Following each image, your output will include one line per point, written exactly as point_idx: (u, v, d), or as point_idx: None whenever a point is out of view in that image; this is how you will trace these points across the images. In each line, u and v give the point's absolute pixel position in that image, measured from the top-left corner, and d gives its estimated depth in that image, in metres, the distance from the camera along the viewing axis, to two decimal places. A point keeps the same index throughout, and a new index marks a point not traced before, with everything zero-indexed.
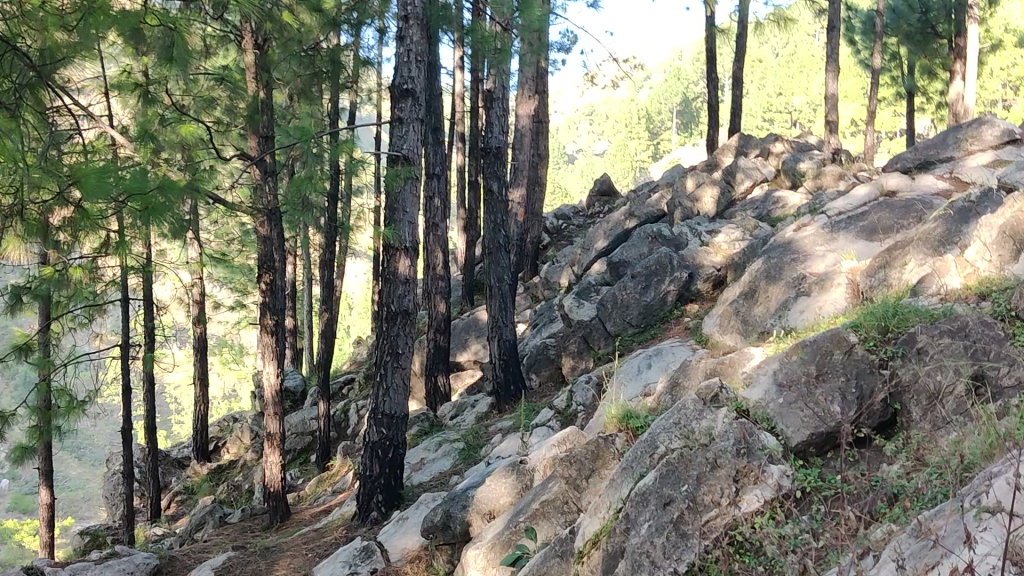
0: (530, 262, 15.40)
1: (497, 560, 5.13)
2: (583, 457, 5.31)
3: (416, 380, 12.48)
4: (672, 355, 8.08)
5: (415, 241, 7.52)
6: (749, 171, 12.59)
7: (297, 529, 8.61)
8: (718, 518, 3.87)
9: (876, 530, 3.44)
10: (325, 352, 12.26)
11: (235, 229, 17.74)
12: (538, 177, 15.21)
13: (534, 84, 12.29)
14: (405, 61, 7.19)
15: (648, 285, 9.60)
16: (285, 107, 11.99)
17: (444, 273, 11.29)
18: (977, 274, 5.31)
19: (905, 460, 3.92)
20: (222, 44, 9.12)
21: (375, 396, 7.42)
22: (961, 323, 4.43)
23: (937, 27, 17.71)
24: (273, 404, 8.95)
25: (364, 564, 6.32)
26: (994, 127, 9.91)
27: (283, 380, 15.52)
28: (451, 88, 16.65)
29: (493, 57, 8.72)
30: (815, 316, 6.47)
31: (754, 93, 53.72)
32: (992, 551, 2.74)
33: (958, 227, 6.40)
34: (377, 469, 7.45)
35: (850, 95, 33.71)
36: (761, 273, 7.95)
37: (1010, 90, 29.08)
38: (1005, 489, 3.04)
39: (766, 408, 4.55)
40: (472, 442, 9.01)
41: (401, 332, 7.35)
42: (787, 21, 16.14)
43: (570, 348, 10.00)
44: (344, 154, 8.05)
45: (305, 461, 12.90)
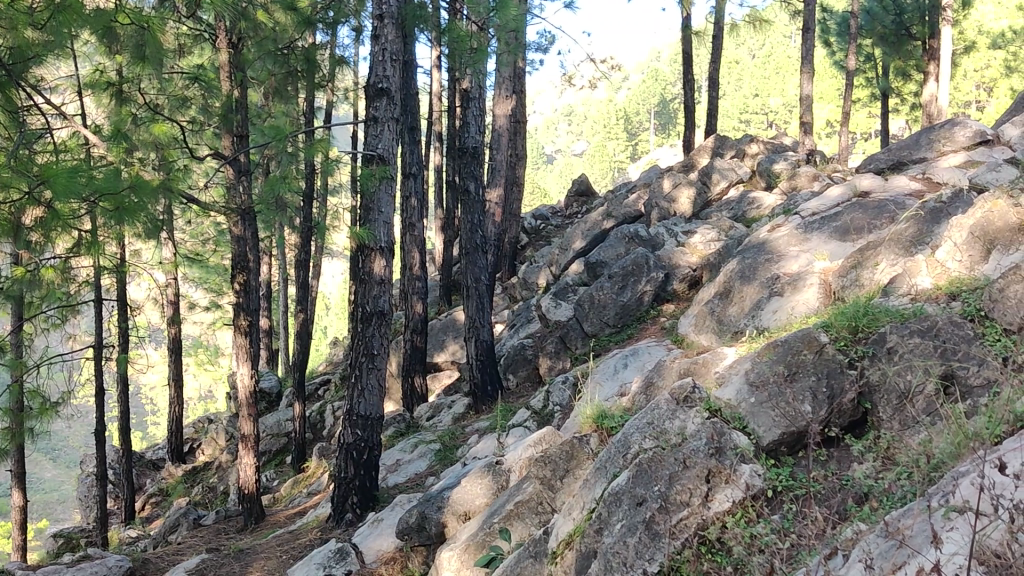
0: (507, 262, 15.37)
1: (470, 561, 5.08)
2: (558, 458, 5.28)
3: (392, 380, 12.44)
4: (648, 355, 8.09)
5: (391, 241, 7.48)
6: (725, 172, 12.65)
7: (271, 532, 8.53)
8: (692, 517, 3.86)
9: (846, 529, 3.44)
10: (301, 354, 12.17)
11: (210, 229, 17.60)
12: (516, 176, 15.18)
13: (511, 84, 12.24)
14: (380, 60, 7.15)
15: (625, 285, 9.59)
16: (261, 107, 11.87)
17: (421, 274, 11.24)
18: (947, 274, 5.34)
19: (874, 460, 3.94)
20: (196, 43, 9.04)
21: (350, 398, 7.37)
22: (931, 323, 4.50)
23: (911, 29, 17.80)
24: (247, 405, 8.88)
25: (338, 566, 6.28)
26: (967, 128, 9.94)
27: (258, 381, 15.39)
28: (428, 88, 16.57)
29: (469, 57, 8.71)
30: (788, 316, 6.51)
31: (732, 93, 53.85)
32: (958, 550, 2.76)
33: (930, 227, 6.46)
34: (352, 470, 7.40)
35: (825, 96, 33.82)
36: (736, 273, 7.97)
37: (983, 91, 29.26)
38: (970, 489, 3.06)
39: (737, 408, 4.52)
40: (448, 443, 8.96)
41: (376, 333, 7.32)
42: (762, 22, 16.17)
43: (547, 349, 9.99)
44: (320, 154, 7.98)
45: (280, 463, 12.81)
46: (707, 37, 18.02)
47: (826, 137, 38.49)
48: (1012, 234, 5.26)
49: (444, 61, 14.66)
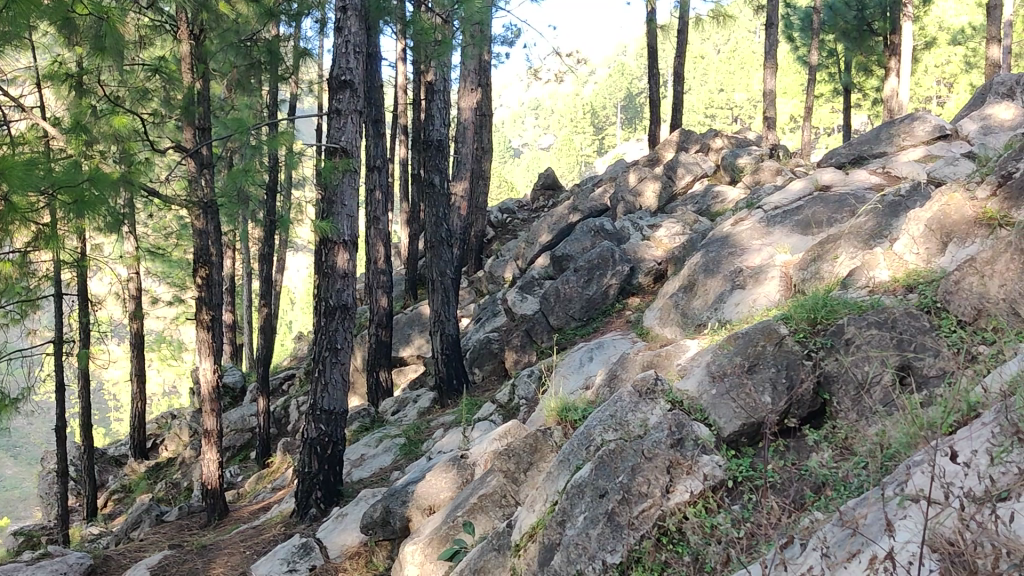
0: (474, 256, 15.33)
1: (434, 555, 5.07)
2: (522, 450, 5.34)
3: (358, 374, 12.37)
4: (613, 348, 8.09)
5: (355, 235, 7.43)
6: (690, 166, 12.72)
7: (234, 527, 8.48)
8: (653, 508, 3.87)
9: (804, 517, 3.47)
10: (266, 348, 12.08)
11: (173, 222, 17.37)
12: (482, 170, 15.15)
13: (476, 76, 12.17)
14: (343, 52, 7.08)
15: (590, 278, 9.58)
16: (223, 98, 11.72)
17: (386, 268, 11.18)
18: (905, 267, 5.38)
19: (833, 449, 3.98)
20: (157, 34, 8.90)
21: (314, 392, 7.32)
22: (888, 315, 4.55)
23: (873, 24, 17.96)
24: (210, 400, 8.79)
25: (302, 561, 6.25)
26: (926, 122, 10.03)
27: (222, 376, 15.24)
28: (393, 81, 16.46)
29: (433, 49, 8.66)
30: (749, 308, 6.56)
31: (697, 88, 54.10)
32: (911, 538, 2.80)
33: (888, 220, 6.53)
34: (316, 465, 7.36)
35: (789, 91, 34.07)
36: (699, 266, 8.00)
37: (945, 87, 29.65)
38: (924, 478, 3.10)
39: (699, 400, 4.55)
40: (413, 437, 8.94)
41: (340, 327, 7.26)
42: (726, 17, 16.23)
43: (513, 342, 9.99)
44: (283, 147, 7.89)
45: (245, 458, 12.72)
46: (672, 31, 18.07)
47: (789, 131, 38.88)
48: (968, 227, 5.33)
49: (410, 54, 14.55)
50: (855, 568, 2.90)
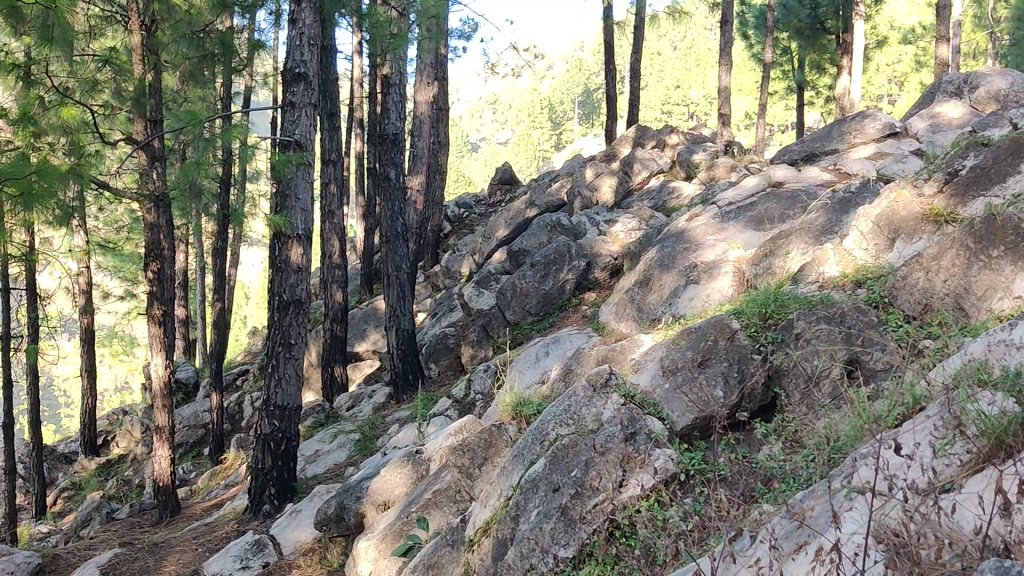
0: (430, 250, 15.27)
1: (387, 551, 5.04)
2: (476, 445, 5.38)
3: (312, 370, 12.27)
4: (569, 343, 8.09)
5: (309, 229, 7.36)
6: (646, 162, 12.78)
7: (187, 524, 8.37)
8: (606, 502, 3.88)
9: (754, 510, 3.50)
10: (219, 344, 11.93)
11: (124, 215, 17.06)
12: (439, 164, 15.10)
13: (432, 70, 12.10)
14: (298, 44, 7.01)
15: (547, 273, 9.59)
16: (175, 90, 11.53)
17: (341, 262, 11.10)
18: (854, 263, 5.45)
19: (782, 443, 4.02)
20: (107, 24, 8.72)
21: (267, 388, 7.24)
22: (837, 310, 4.59)
23: (825, 23, 18.17)
24: (161, 396, 8.64)
25: (255, 558, 6.19)
26: (877, 120, 10.17)
27: (174, 371, 15.04)
28: (349, 74, 16.33)
29: (389, 43, 8.58)
30: (703, 303, 6.60)
31: (654, 84, 54.35)
32: (857, 530, 2.84)
33: (839, 217, 6.62)
34: (269, 461, 7.28)
35: (744, 89, 34.35)
36: (654, 262, 8.03)
37: (896, 86, 30.15)
38: (869, 471, 3.15)
39: (652, 394, 4.57)
40: (367, 433, 8.90)
41: (294, 322, 7.20)
42: (682, 14, 16.32)
43: (469, 337, 9.96)
44: (236, 140, 7.77)
45: (197, 455, 12.56)
46: (629, 28, 18.13)
47: (743, 128, 39.28)
48: (915, 224, 5.42)
49: (366, 47, 14.43)
50: (802, 560, 2.93)
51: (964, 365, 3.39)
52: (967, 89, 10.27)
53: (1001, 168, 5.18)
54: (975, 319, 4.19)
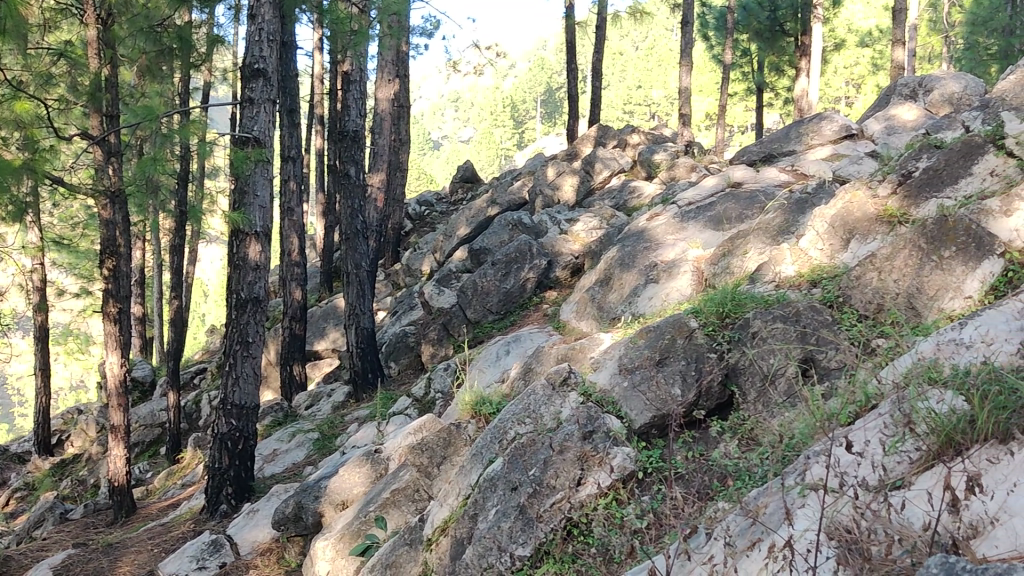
0: (391, 248, 15.22)
1: (345, 550, 5.02)
2: (435, 445, 5.33)
3: (271, 368, 12.17)
4: (529, 341, 8.07)
5: (268, 226, 7.28)
6: (607, 161, 12.82)
7: (142, 524, 8.25)
8: (563, 501, 3.88)
9: (710, 507, 3.52)
10: (176, 342, 11.79)
11: (79, 211, 16.78)
12: (401, 161, 15.04)
13: (393, 67, 12.03)
14: (257, 40, 6.93)
15: (508, 272, 9.57)
16: (131, 84, 11.34)
17: (301, 259, 11.01)
18: (810, 262, 5.51)
19: (738, 441, 4.05)
20: (62, 17, 8.56)
21: (224, 387, 7.17)
22: (793, 309, 4.62)
23: (784, 25, 18.35)
24: (117, 395, 8.51)
25: (212, 559, 6.13)
26: (833, 121, 10.28)
27: (131, 369, 14.83)
28: (310, 70, 16.19)
29: (350, 39, 8.51)
30: (662, 302, 6.64)
31: (615, 83, 54.54)
32: (809, 527, 2.87)
33: (796, 217, 6.68)
34: (226, 461, 7.20)
35: (705, 89, 34.57)
36: (615, 261, 8.06)
37: (853, 88, 30.53)
38: (823, 468, 3.19)
39: (611, 392, 4.58)
40: (327, 432, 8.85)
41: (252, 320, 7.13)
42: (643, 14, 16.38)
43: (430, 336, 9.93)
44: (195, 136, 7.68)
45: (154, 454, 12.41)
46: (590, 27, 18.15)
47: (704, 128, 39.58)
48: (869, 224, 5.49)
49: (326, 43, 14.33)
50: (755, 557, 2.96)
51: (915, 364, 3.43)
52: (922, 92, 10.43)
53: (954, 169, 5.27)
54: (927, 318, 4.26)
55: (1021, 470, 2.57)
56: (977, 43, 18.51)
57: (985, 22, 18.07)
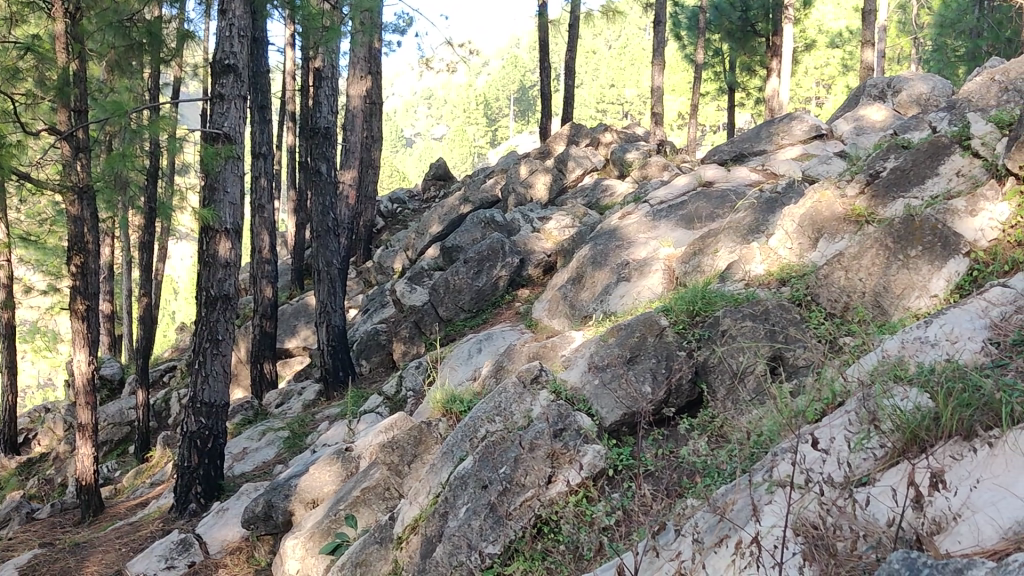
0: (363, 245, 15.16)
1: (315, 549, 5.00)
2: (405, 443, 5.25)
3: (241, 366, 12.09)
4: (501, 339, 8.07)
5: (238, 223, 7.23)
6: (580, 160, 12.85)
7: (110, 524, 8.17)
8: (533, 499, 3.88)
9: (681, 503, 3.54)
10: (145, 340, 11.66)
11: (47, 208, 16.56)
12: (373, 158, 14.99)
13: (366, 64, 11.96)
14: (227, 35, 6.88)
15: (480, 269, 9.48)
16: (99, 78, 11.18)
17: (271, 257, 10.93)
18: (779, 261, 5.54)
19: (708, 438, 4.07)
20: (29, 11, 8.42)
21: (193, 385, 7.10)
22: (762, 307, 4.65)
23: (755, 25, 18.46)
24: (85, 393, 8.41)
25: (181, 558, 6.08)
26: (803, 121, 10.36)
27: (99, 367, 14.67)
28: (281, 66, 16.08)
29: (322, 35, 8.44)
30: (633, 301, 6.67)
31: (589, 82, 54.67)
32: (776, 523, 2.89)
33: (765, 217, 6.72)
34: (195, 459, 7.15)
35: (677, 88, 34.65)
36: (587, 259, 8.08)
37: (824, 89, 30.79)
38: (790, 465, 3.21)
39: (582, 390, 4.57)
40: (297, 430, 8.80)
41: (221, 317, 7.07)
42: (615, 13, 16.42)
43: (401, 334, 9.90)
44: (163, 132, 7.59)
45: (123, 453, 12.30)
46: (563, 25, 18.13)
47: (676, 128, 39.74)
48: (838, 223, 5.53)
49: (298, 39, 14.24)
50: (722, 554, 2.98)
51: (880, 362, 3.47)
52: (891, 93, 10.53)
53: (920, 170, 5.32)
54: (893, 317, 4.31)
55: (984, 467, 2.60)
56: (944, 45, 18.71)
57: (953, 24, 18.26)
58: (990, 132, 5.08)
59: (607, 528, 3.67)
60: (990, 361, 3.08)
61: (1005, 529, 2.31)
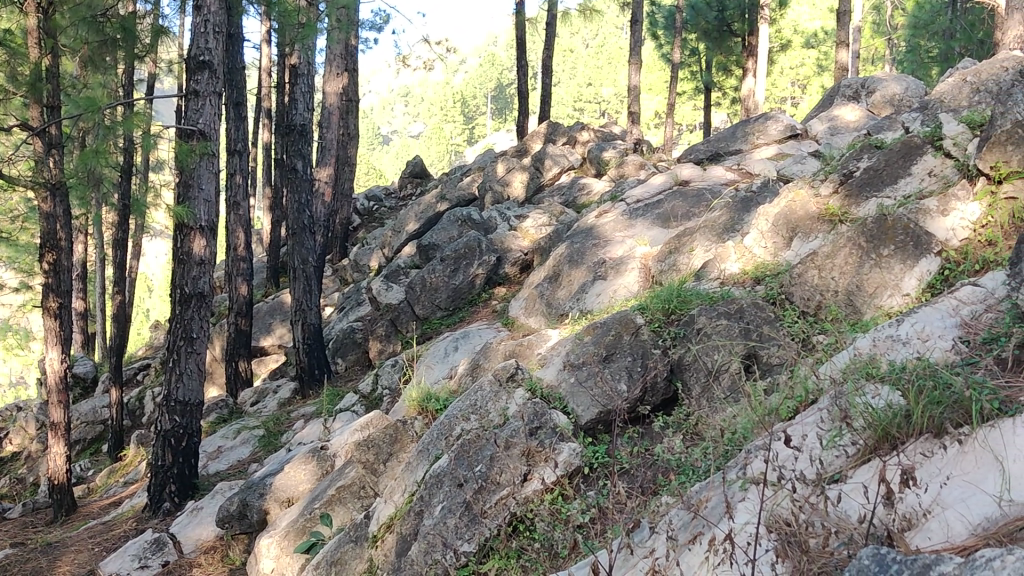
0: (339, 243, 15.10)
1: (290, 548, 4.98)
2: (382, 441, 5.24)
3: (216, 364, 12.02)
4: (478, 337, 8.07)
5: (213, 220, 7.19)
6: (557, 158, 12.86)
7: (82, 524, 8.10)
8: (509, 497, 3.88)
9: (657, 500, 3.55)
10: (119, 338, 11.56)
11: (19, 205, 16.38)
12: (349, 156, 14.93)
13: (342, 61, 11.90)
14: (202, 31, 6.84)
15: (457, 268, 9.48)
16: (71, 74, 11.06)
17: (246, 255, 10.87)
18: (754, 260, 5.58)
19: (683, 435, 4.09)
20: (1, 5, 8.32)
21: (167, 383, 7.05)
22: (737, 306, 4.68)
23: (732, 25, 18.54)
24: (57, 391, 8.33)
25: (155, 557, 6.04)
26: (779, 121, 10.41)
27: (72, 365, 14.52)
28: (257, 62, 16.01)
29: (297, 31, 8.39)
30: (609, 299, 6.69)
31: (566, 81, 54.73)
32: (749, 520, 2.92)
33: (740, 216, 6.76)
34: (169, 458, 7.10)
35: (654, 88, 34.73)
36: (564, 257, 8.09)
37: (799, 89, 31.01)
38: (763, 463, 3.24)
39: (558, 388, 4.58)
40: (272, 428, 8.76)
41: (196, 315, 7.03)
42: (593, 12, 16.44)
43: (377, 332, 9.87)
44: (137, 129, 7.52)
45: (96, 452, 12.20)
46: (540, 24, 18.12)
47: (653, 126, 39.84)
48: (811, 223, 5.57)
49: (274, 36, 14.18)
50: (696, 551, 3.01)
51: (852, 360, 3.50)
52: (865, 93, 10.61)
53: (893, 170, 5.37)
54: (866, 315, 4.34)
55: (954, 464, 2.63)
56: (918, 46, 18.87)
57: (926, 25, 18.44)
58: (961, 133, 5.14)
59: (582, 525, 3.67)
60: (960, 360, 3.11)
61: (974, 525, 2.34)
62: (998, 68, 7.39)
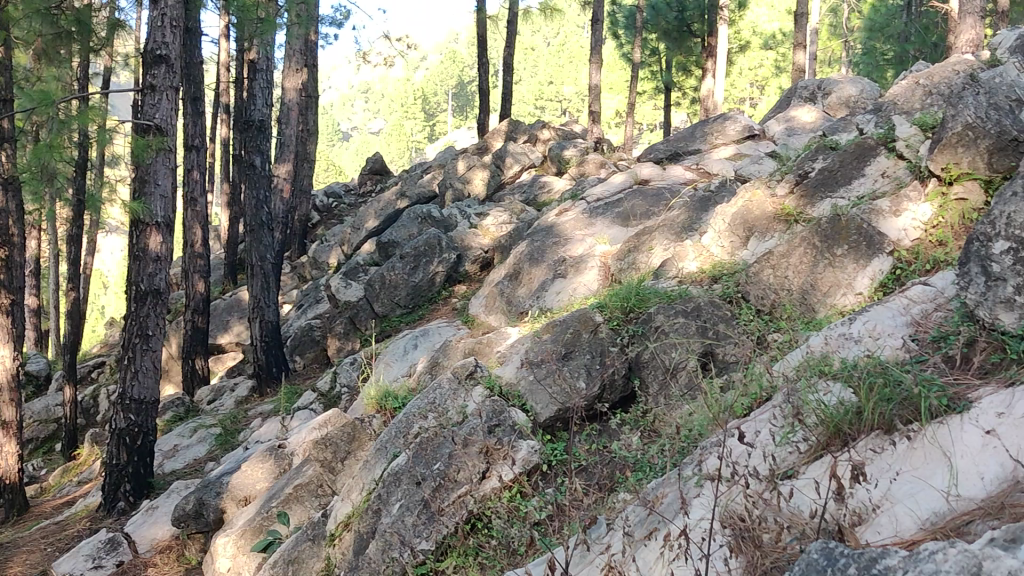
0: (297, 239, 15.00)
1: (247, 546, 4.95)
2: (339, 440, 5.27)
3: (172, 362, 11.89)
4: (437, 335, 8.06)
5: (169, 216, 7.10)
6: (518, 156, 12.87)
7: (34, 523, 7.97)
8: (466, 495, 3.89)
9: (614, 496, 3.59)
10: (72, 335, 11.38)
11: None
12: (308, 151, 14.83)
13: (302, 57, 11.79)
14: (159, 25, 6.75)
15: (417, 265, 9.46)
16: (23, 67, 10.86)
17: (203, 251, 10.75)
18: (711, 259, 5.63)
19: (641, 432, 4.12)
20: None
21: (122, 380, 6.96)
22: (694, 304, 4.72)
23: (691, 25, 18.70)
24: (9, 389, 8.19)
25: (109, 557, 5.97)
26: (737, 121, 10.52)
27: (24, 363, 14.28)
28: (215, 57, 15.85)
29: (256, 27, 8.31)
30: (569, 297, 6.72)
31: (528, 79, 54.83)
32: (704, 516, 2.96)
33: (699, 215, 6.81)
34: (125, 457, 7.01)
35: (614, 87, 34.84)
36: (524, 255, 8.10)
37: (757, 90, 31.29)
38: (717, 459, 3.28)
39: (517, 385, 4.59)
40: (229, 427, 8.69)
41: (152, 312, 6.94)
42: (554, 10, 16.48)
43: (336, 330, 9.82)
44: (93, 123, 7.40)
45: (49, 451, 12.02)
46: (502, 21, 18.11)
47: (613, 125, 40.00)
48: (768, 222, 5.64)
49: (233, 30, 14.04)
50: (651, 547, 3.04)
51: (806, 358, 3.55)
52: (821, 94, 10.75)
53: (848, 170, 5.45)
54: (820, 314, 4.41)
55: (903, 460, 2.68)
56: (873, 48, 19.16)
57: (881, 28, 18.89)
58: (914, 134, 5.23)
59: (539, 522, 3.68)
60: (911, 358, 3.17)
61: (922, 520, 2.40)
62: (950, 71, 7.53)
